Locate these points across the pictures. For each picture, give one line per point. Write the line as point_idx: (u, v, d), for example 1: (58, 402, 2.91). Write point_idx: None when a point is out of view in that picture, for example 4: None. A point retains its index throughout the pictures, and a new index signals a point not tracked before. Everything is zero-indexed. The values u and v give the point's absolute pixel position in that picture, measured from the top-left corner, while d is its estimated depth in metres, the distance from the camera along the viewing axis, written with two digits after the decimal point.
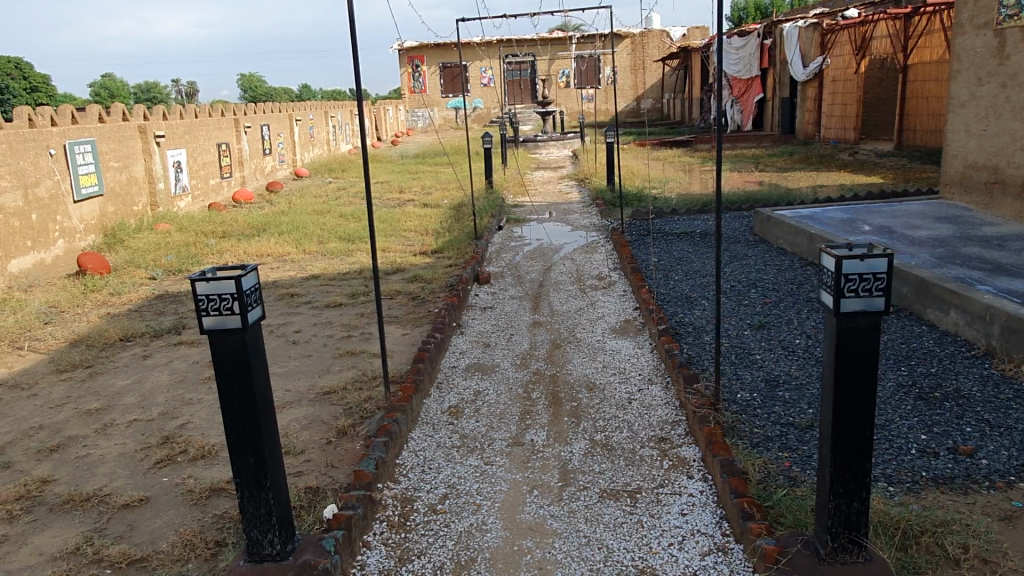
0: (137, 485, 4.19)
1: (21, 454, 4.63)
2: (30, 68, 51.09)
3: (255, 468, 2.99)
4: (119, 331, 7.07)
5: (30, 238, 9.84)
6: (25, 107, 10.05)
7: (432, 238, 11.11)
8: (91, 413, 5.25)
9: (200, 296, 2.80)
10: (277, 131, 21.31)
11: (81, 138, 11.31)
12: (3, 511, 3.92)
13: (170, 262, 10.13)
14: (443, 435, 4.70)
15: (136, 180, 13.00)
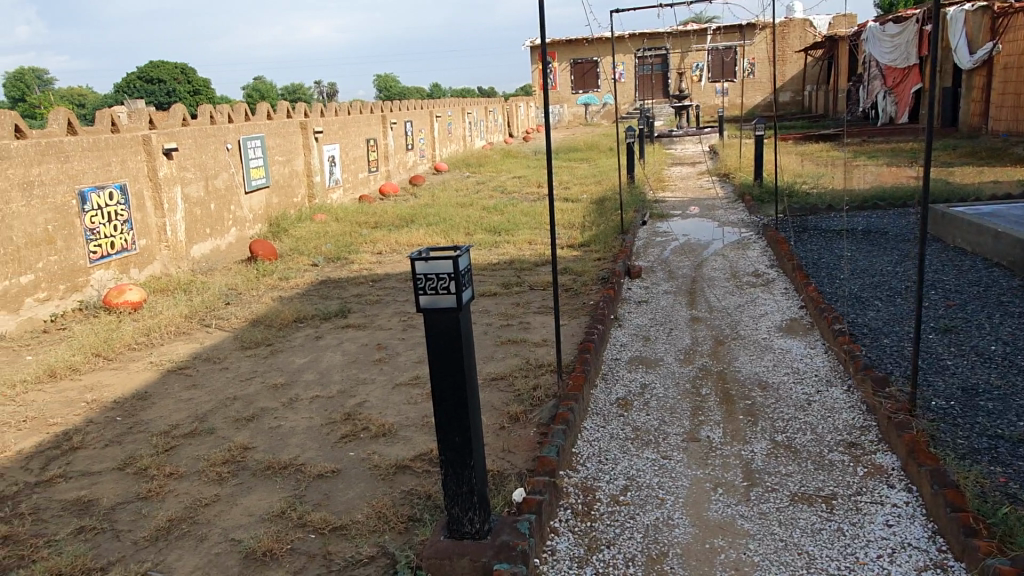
0: (327, 457, 4.43)
1: (221, 422, 5.02)
2: (193, 72, 55.67)
3: (461, 446, 3.05)
4: (293, 313, 7.53)
5: (209, 226, 10.70)
6: (208, 106, 10.91)
7: (577, 231, 11.11)
8: (277, 388, 5.62)
9: (418, 275, 2.88)
10: (418, 127, 22.01)
11: (253, 134, 12.14)
12: (212, 472, 4.26)
13: (330, 251, 10.69)
14: (615, 426, 4.65)
15: (297, 173, 13.84)
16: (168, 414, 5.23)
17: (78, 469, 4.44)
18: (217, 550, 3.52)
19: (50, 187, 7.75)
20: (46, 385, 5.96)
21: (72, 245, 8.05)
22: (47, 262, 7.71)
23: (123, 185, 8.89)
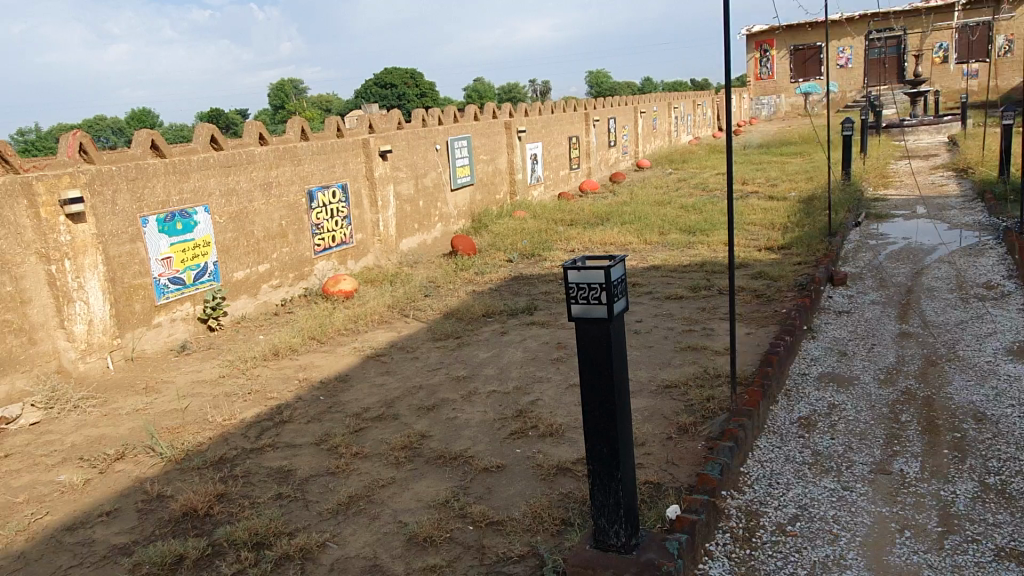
0: (495, 452, 4.59)
1: (406, 409, 5.38)
2: (419, 76, 59.95)
3: (608, 457, 3.02)
4: (483, 308, 7.87)
5: (417, 221, 11.51)
6: (420, 110, 11.69)
7: (780, 233, 10.45)
8: (459, 379, 5.93)
9: (571, 284, 2.88)
10: (622, 123, 21.90)
11: (460, 135, 12.81)
12: (392, 456, 4.60)
13: (525, 247, 11.03)
14: (793, 448, 4.34)
15: (500, 172, 14.41)
16: (363, 397, 5.72)
17: (284, 440, 5.00)
18: (385, 530, 3.80)
19: (284, 187, 8.75)
20: (270, 362, 6.77)
21: (301, 238, 9.05)
22: (280, 252, 8.73)
23: (345, 185, 9.82)
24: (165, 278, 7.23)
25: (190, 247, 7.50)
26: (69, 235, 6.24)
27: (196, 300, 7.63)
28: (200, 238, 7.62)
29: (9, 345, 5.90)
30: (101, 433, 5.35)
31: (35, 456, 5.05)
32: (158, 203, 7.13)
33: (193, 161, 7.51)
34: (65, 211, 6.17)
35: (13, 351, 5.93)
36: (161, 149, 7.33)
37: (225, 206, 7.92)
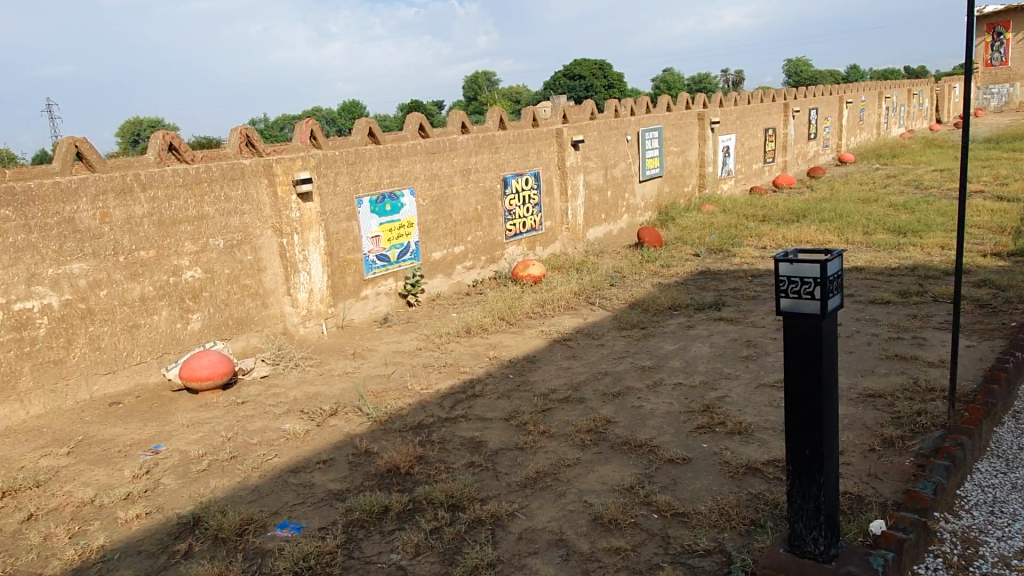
0: (681, 444, 4.56)
1: (591, 394, 5.49)
2: (607, 67, 59.79)
3: (811, 460, 2.90)
4: (670, 300, 7.78)
5: (605, 212, 11.58)
6: (613, 100, 11.71)
7: (1010, 238, 9.31)
8: (645, 369, 5.93)
9: (782, 277, 2.80)
10: (824, 114, 20.47)
11: (652, 125, 12.66)
12: (578, 438, 4.72)
13: (714, 242, 10.72)
14: (1021, 476, 3.90)
15: (690, 163, 14.09)
16: (549, 379, 5.91)
17: (476, 413, 5.30)
18: (570, 508, 3.92)
19: (482, 174, 9.17)
20: (463, 339, 7.17)
21: (494, 223, 9.46)
22: (474, 236, 9.18)
23: (537, 173, 10.09)
24: (374, 255, 7.87)
25: (396, 227, 8.10)
26: (298, 212, 6.97)
27: (399, 276, 8.23)
28: (406, 219, 8.20)
29: (248, 308, 6.82)
30: (317, 391, 5.98)
31: (264, 405, 5.75)
32: (372, 185, 7.77)
33: (402, 147, 8.09)
34: (297, 190, 6.90)
35: (250, 313, 6.84)
36: (376, 136, 7.93)
37: (428, 190, 8.46)
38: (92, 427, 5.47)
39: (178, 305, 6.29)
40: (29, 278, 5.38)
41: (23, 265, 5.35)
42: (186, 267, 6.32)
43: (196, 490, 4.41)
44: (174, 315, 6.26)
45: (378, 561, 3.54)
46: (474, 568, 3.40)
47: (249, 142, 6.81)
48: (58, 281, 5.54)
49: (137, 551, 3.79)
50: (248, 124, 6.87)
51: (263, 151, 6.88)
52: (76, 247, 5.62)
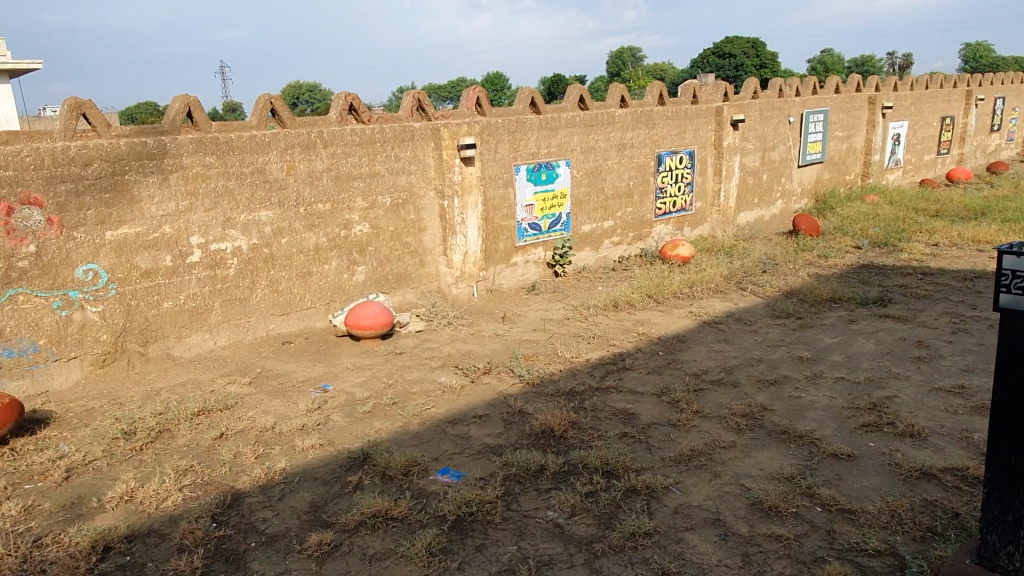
0: (845, 440, 4.37)
1: (746, 379, 5.36)
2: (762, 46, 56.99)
3: (1016, 469, 2.70)
4: (829, 291, 7.41)
5: (758, 196, 11.15)
6: (779, 79, 11.17)
7: None
8: (803, 360, 5.70)
9: (1004, 271, 2.60)
10: (1012, 104, 18.56)
11: (818, 107, 11.97)
12: (733, 421, 4.63)
13: (878, 234, 10.06)
14: None
15: (854, 150, 13.25)
16: (701, 359, 5.81)
17: (627, 385, 5.31)
18: (727, 489, 3.87)
19: (637, 149, 9.05)
20: (610, 313, 7.17)
21: (645, 200, 9.34)
22: (624, 211, 9.12)
23: (693, 151, 9.84)
24: (526, 223, 8.00)
25: (550, 197, 8.18)
26: (460, 175, 7.16)
27: (548, 246, 8.33)
28: (559, 190, 8.26)
29: (407, 265, 7.19)
30: (470, 349, 6.20)
31: (421, 358, 6.04)
32: (530, 154, 7.87)
33: (562, 119, 8.12)
34: (461, 155, 7.08)
35: (408, 270, 7.21)
36: (537, 106, 8.00)
37: (583, 162, 8.46)
38: (268, 362, 6.01)
39: (348, 257, 6.73)
40: (225, 222, 5.96)
41: (221, 209, 5.93)
42: (356, 222, 6.73)
43: (364, 429, 4.72)
44: (342, 266, 6.72)
45: (536, 517, 3.65)
46: (630, 534, 3.45)
47: (420, 107, 7.13)
48: (248, 226, 6.09)
49: (314, 477, 4.12)
50: (420, 90, 7.18)
51: (432, 115, 7.18)
52: (265, 196, 6.13)
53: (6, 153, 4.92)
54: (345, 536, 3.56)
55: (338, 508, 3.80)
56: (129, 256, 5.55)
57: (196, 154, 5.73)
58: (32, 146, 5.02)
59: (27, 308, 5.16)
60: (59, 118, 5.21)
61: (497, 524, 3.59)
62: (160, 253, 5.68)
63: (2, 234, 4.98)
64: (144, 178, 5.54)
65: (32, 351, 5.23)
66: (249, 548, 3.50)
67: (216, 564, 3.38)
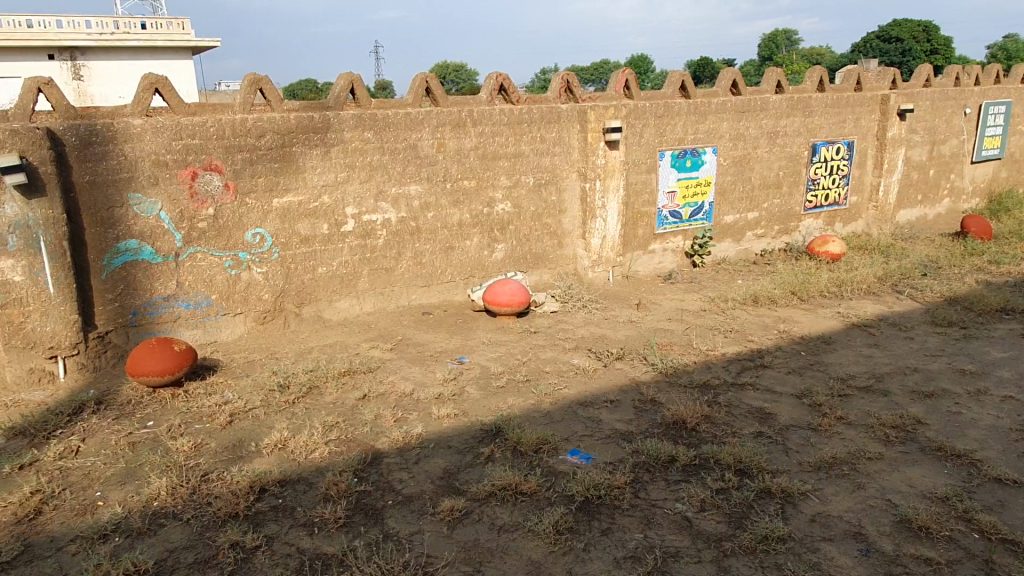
0: (1011, 465, 4.00)
1: (898, 388, 5.01)
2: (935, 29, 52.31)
3: None
4: (999, 301, 6.76)
5: (922, 193, 10.32)
6: (956, 66, 10.24)
7: None
8: (966, 373, 5.26)
9: None
10: None
11: (1001, 98, 10.87)
12: (881, 432, 4.35)
13: None
14: None
15: None
16: (847, 364, 5.50)
17: (765, 383, 5.12)
18: (871, 502, 3.66)
19: (790, 138, 8.60)
20: (750, 307, 6.91)
21: (794, 192, 8.89)
22: (771, 203, 8.73)
23: (851, 142, 9.24)
24: (667, 210, 7.85)
25: (694, 184, 7.96)
26: (604, 159, 7.14)
27: (688, 235, 8.14)
28: (704, 177, 8.02)
29: (546, 246, 7.27)
30: (603, 333, 6.20)
31: (554, 338, 6.10)
32: (676, 140, 7.68)
33: (713, 104, 7.86)
34: (606, 138, 7.05)
35: (547, 251, 7.29)
36: (688, 90, 7.78)
37: (731, 150, 8.16)
38: (409, 331, 6.30)
39: (488, 234, 6.91)
40: (378, 194, 6.30)
41: (375, 181, 6.27)
42: (499, 200, 6.88)
43: (497, 403, 4.85)
44: (483, 243, 6.91)
45: (665, 507, 3.62)
46: (763, 537, 3.34)
47: (569, 89, 7.14)
48: (398, 199, 6.40)
49: (448, 445, 4.29)
50: (570, 70, 7.17)
51: (580, 97, 7.17)
52: (415, 171, 6.42)
53: (194, 124, 5.49)
54: (476, 504, 3.69)
55: (470, 477, 3.94)
56: (292, 223, 6.01)
57: (356, 129, 6.10)
58: (215, 118, 5.55)
59: (204, 265, 5.73)
60: (239, 92, 5.69)
61: (624, 510, 3.60)
62: (318, 222, 6.11)
63: (187, 197, 5.57)
64: (309, 150, 5.95)
65: (205, 304, 5.81)
66: (387, 505, 3.71)
67: (357, 516, 3.61)
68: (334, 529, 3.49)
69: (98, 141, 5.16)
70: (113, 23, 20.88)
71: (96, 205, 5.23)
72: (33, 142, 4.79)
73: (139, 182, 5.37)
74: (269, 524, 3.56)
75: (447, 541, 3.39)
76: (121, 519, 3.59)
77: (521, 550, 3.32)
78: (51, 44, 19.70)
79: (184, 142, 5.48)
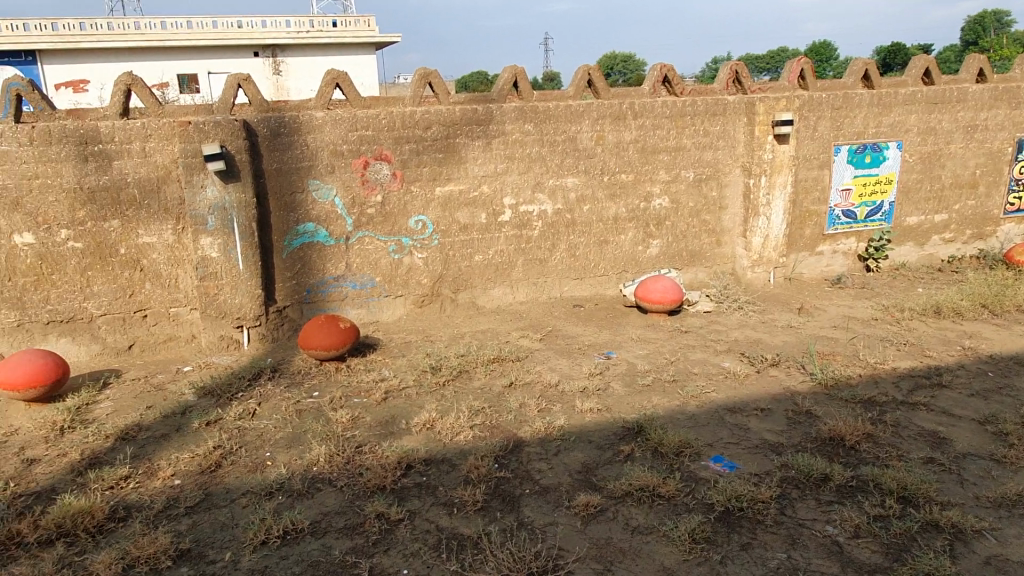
0: None
1: None
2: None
3: None
4: None
5: None
6: None
7: None
8: None
9: None
10: None
11: None
12: None
13: None
14: None
15: None
16: None
17: (940, 405, 4.65)
18: None
19: (992, 132, 7.69)
20: (929, 319, 6.28)
21: (993, 193, 7.96)
22: (964, 205, 7.87)
23: None
24: (840, 209, 7.32)
25: (872, 182, 7.36)
26: (772, 154, 6.74)
27: (861, 237, 7.55)
28: (885, 174, 7.39)
29: (703, 243, 7.06)
30: (759, 337, 5.90)
31: (706, 339, 5.89)
32: (854, 134, 7.13)
33: (900, 94, 7.19)
34: (775, 132, 6.64)
35: (704, 248, 7.07)
36: (872, 80, 7.22)
37: (919, 145, 7.44)
38: (559, 322, 6.35)
39: (644, 229, 6.81)
40: (535, 185, 6.39)
41: (533, 173, 6.37)
42: (657, 195, 6.75)
43: (641, 401, 4.78)
44: (638, 238, 6.81)
45: (813, 528, 3.40)
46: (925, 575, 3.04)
47: (737, 79, 6.88)
48: (555, 191, 6.46)
49: (588, 440, 4.29)
50: (740, 60, 6.91)
51: (749, 88, 6.89)
52: (573, 164, 6.45)
53: (368, 116, 5.84)
54: (611, 502, 3.67)
55: (607, 474, 3.92)
56: (452, 211, 6.25)
57: (517, 121, 6.21)
58: (387, 111, 5.87)
59: (371, 249, 6.11)
60: (410, 85, 6.00)
61: (768, 526, 3.42)
62: (477, 211, 6.30)
63: (359, 184, 5.95)
64: (471, 141, 6.15)
65: (371, 285, 6.19)
66: (524, 493, 3.78)
67: (494, 501, 3.72)
68: (471, 512, 3.61)
69: (286, 132, 5.64)
70: (309, 23, 22.68)
71: (281, 190, 5.73)
72: (231, 133, 5.34)
73: (318, 170, 5.82)
74: (412, 499, 3.75)
75: (580, 536, 3.41)
76: (286, 479, 3.94)
77: (653, 554, 3.26)
78: (256, 42, 21.86)
79: (359, 134, 5.85)
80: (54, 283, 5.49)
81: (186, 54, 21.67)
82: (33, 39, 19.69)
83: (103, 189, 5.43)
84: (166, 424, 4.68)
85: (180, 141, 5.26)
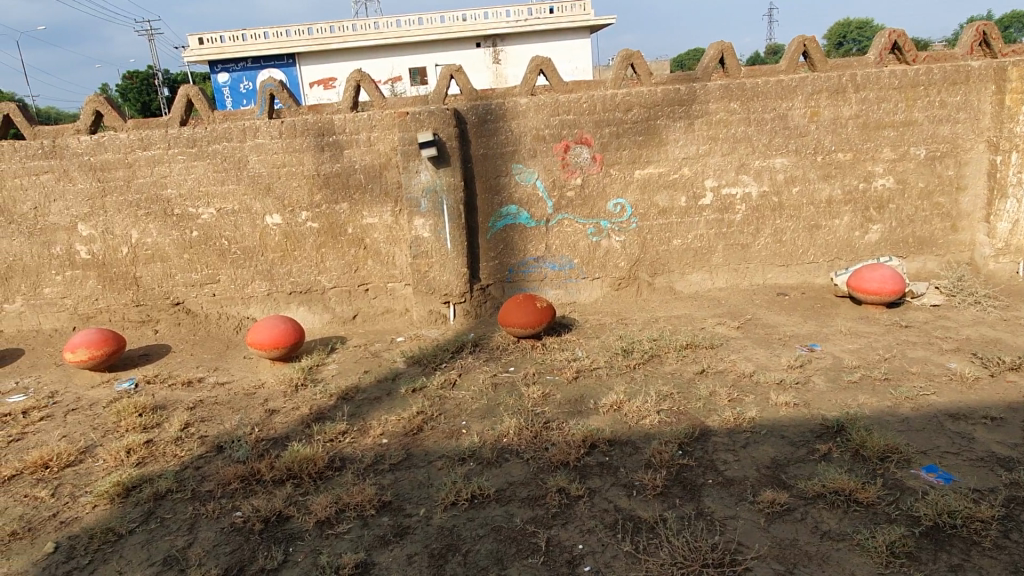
0: None
1: None
2: None
3: None
4: None
5: None
6: None
7: None
8: None
9: None
10: None
11: None
12: None
13: None
14: None
15: None
16: None
17: None
18: None
19: None
20: None
21: None
22: None
23: None
24: None
25: None
26: None
27: None
28: None
29: (934, 228, 6.33)
30: (997, 337, 5.19)
31: (930, 336, 5.30)
32: None
33: None
34: None
35: (935, 234, 6.35)
36: None
37: None
38: (760, 310, 6.06)
39: (862, 214, 6.26)
40: (740, 167, 6.12)
41: (738, 154, 6.09)
42: (879, 175, 6.17)
43: (845, 398, 4.44)
44: (855, 223, 6.28)
45: None
46: None
47: (985, 42, 6.07)
48: (761, 172, 6.14)
49: (782, 435, 4.08)
50: (989, 21, 6.11)
51: (1000, 52, 6.05)
52: (782, 143, 6.08)
53: (570, 100, 5.93)
54: (801, 503, 3.47)
55: (800, 472, 3.71)
56: (652, 194, 6.17)
57: (722, 100, 5.95)
58: (588, 95, 5.92)
59: (570, 231, 6.24)
60: (613, 68, 5.99)
61: (985, 549, 3.04)
62: (677, 193, 6.17)
63: (560, 167, 6.08)
64: (673, 122, 6.00)
65: (569, 267, 6.33)
66: (707, 483, 3.69)
67: (674, 488, 3.68)
68: (650, 496, 3.61)
69: (492, 119, 5.92)
70: (527, 11, 23.33)
71: (487, 174, 6.04)
72: (443, 121, 5.70)
73: (521, 154, 6.04)
74: (594, 477, 3.83)
75: (761, 534, 3.27)
76: (477, 448, 4.21)
77: (844, 562, 3.04)
78: (477, 34, 23.00)
79: (560, 118, 5.97)
80: (296, 259, 6.27)
81: (417, 49, 23.36)
82: (295, 43, 22.30)
83: (335, 176, 6.08)
84: (380, 388, 5.19)
85: (399, 131, 5.73)
